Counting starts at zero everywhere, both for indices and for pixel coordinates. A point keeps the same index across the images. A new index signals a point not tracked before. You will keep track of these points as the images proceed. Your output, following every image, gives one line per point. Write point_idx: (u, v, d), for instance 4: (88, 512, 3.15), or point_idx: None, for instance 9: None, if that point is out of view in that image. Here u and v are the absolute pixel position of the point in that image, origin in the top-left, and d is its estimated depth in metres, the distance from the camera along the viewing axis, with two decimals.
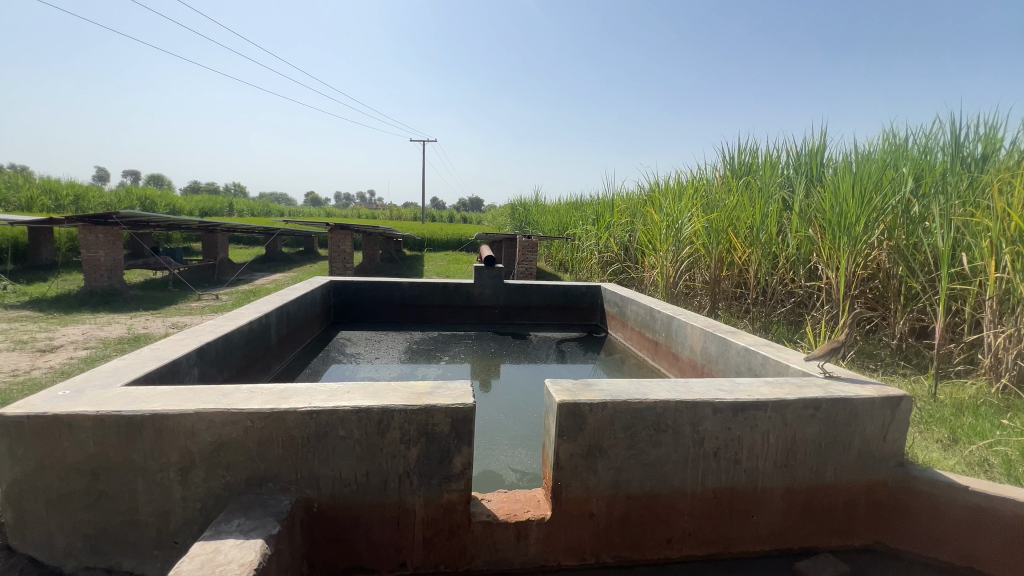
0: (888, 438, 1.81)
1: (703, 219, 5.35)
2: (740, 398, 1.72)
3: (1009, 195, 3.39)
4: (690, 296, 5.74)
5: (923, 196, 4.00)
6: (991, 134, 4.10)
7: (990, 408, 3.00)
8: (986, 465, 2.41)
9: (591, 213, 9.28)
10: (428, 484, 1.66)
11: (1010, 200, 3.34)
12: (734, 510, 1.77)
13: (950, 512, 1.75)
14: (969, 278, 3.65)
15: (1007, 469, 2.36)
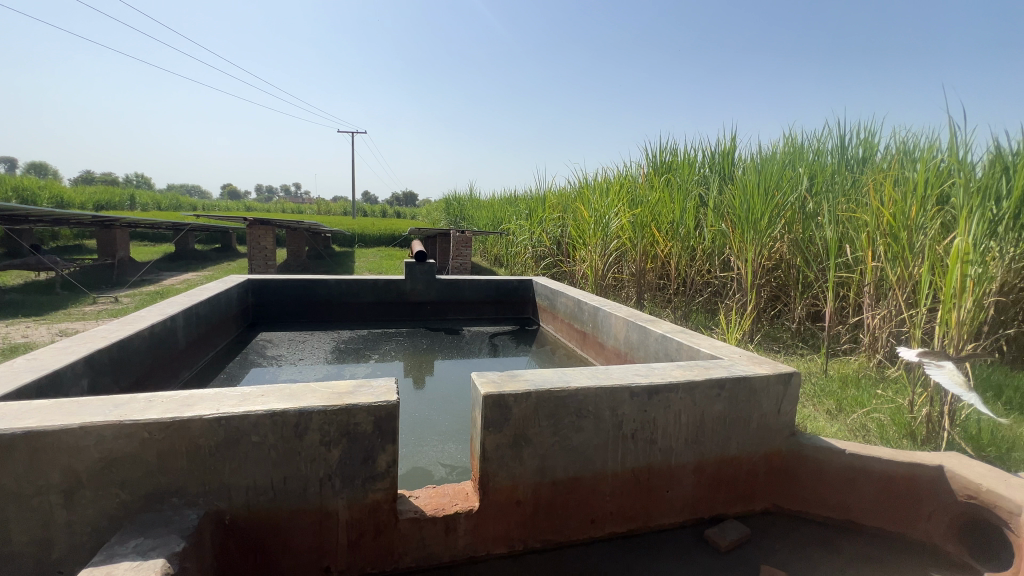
0: (782, 411, 2.01)
1: (629, 215, 5.60)
2: (654, 382, 1.84)
3: (882, 193, 3.87)
4: (617, 288, 6.00)
5: (816, 193, 4.46)
6: (870, 139, 4.65)
7: (869, 381, 3.44)
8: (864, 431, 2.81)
9: (524, 208, 9.39)
10: (351, 486, 1.62)
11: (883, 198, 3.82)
12: (651, 487, 1.89)
13: (832, 474, 1.97)
14: (852, 267, 4.14)
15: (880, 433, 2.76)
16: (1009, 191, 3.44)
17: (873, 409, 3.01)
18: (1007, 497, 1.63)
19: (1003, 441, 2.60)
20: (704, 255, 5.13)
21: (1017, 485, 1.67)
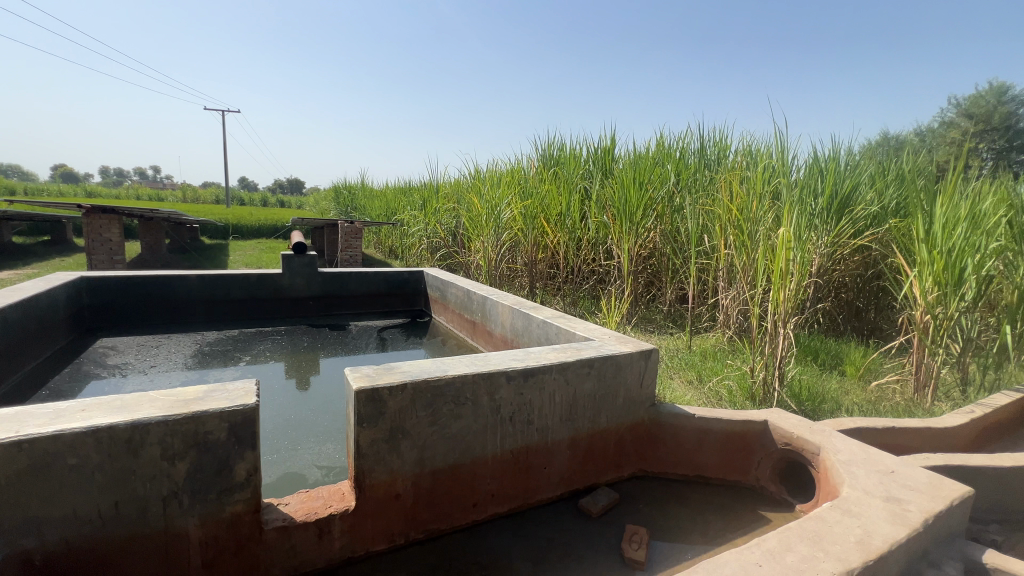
0: (644, 384, 2.22)
1: (520, 206, 5.75)
2: (529, 365, 1.91)
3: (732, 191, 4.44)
4: (510, 277, 6.15)
5: (682, 189, 4.97)
6: (722, 140, 5.28)
7: (723, 353, 3.96)
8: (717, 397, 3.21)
9: (418, 198, 9.17)
10: (204, 501, 1.46)
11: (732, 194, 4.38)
12: (530, 466, 1.98)
13: (684, 436, 2.23)
14: (709, 254, 4.70)
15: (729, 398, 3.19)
16: (821, 189, 4.16)
17: (724, 377, 3.47)
18: (810, 440, 1.98)
19: (816, 395, 3.20)
20: (589, 245, 5.47)
21: (817, 430, 2.04)
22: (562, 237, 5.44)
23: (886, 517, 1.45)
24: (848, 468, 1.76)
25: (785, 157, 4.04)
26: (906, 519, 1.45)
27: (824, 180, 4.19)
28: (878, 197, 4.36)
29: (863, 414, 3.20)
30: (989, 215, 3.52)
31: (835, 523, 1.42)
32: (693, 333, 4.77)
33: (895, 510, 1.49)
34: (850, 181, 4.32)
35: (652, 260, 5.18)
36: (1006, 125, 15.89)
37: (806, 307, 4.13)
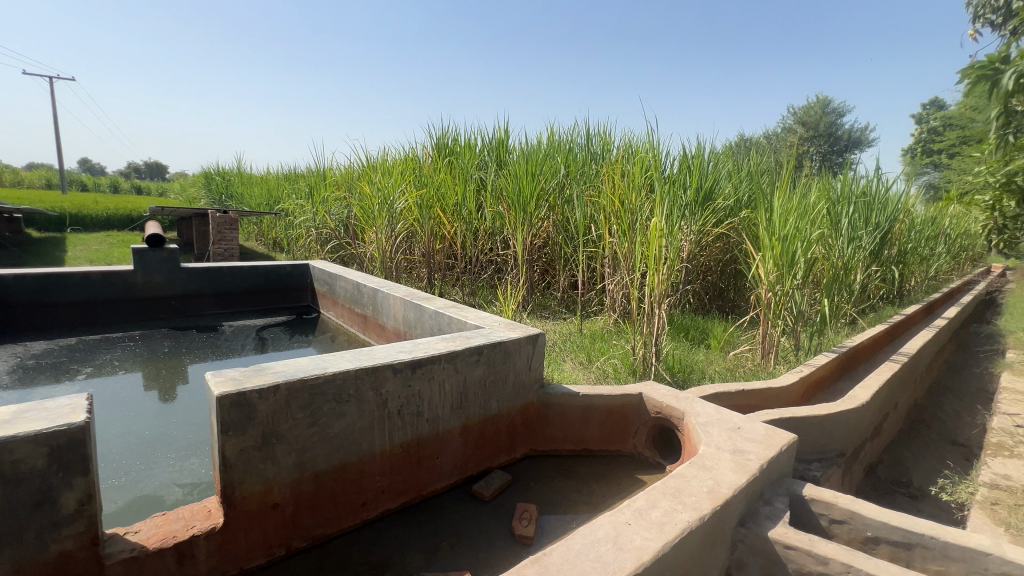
0: (532, 367, 2.31)
1: (414, 195, 5.53)
2: (417, 356, 1.88)
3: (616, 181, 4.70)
4: (406, 268, 5.99)
5: (571, 180, 5.21)
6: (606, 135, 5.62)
7: (611, 335, 4.26)
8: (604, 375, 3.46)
9: (304, 185, 8.49)
10: (18, 543, 1.23)
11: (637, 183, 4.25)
12: (422, 458, 1.96)
13: (571, 413, 2.37)
14: (596, 243, 5.00)
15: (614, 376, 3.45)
16: (689, 183, 4.62)
17: (610, 356, 3.74)
18: (676, 407, 2.21)
19: (686, 367, 3.59)
20: (485, 235, 5.52)
21: (682, 398, 2.29)
22: (458, 226, 5.40)
23: (732, 468, 1.68)
24: (704, 428, 2.00)
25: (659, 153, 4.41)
26: (747, 467, 1.69)
27: (691, 175, 4.67)
28: (734, 191, 4.97)
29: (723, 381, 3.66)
30: (814, 207, 4.20)
31: (692, 477, 1.61)
32: (583, 317, 5.06)
33: (739, 460, 1.73)
34: (711, 177, 4.88)
35: (546, 250, 5.39)
36: (829, 132, 19.04)
37: (677, 289, 4.61)
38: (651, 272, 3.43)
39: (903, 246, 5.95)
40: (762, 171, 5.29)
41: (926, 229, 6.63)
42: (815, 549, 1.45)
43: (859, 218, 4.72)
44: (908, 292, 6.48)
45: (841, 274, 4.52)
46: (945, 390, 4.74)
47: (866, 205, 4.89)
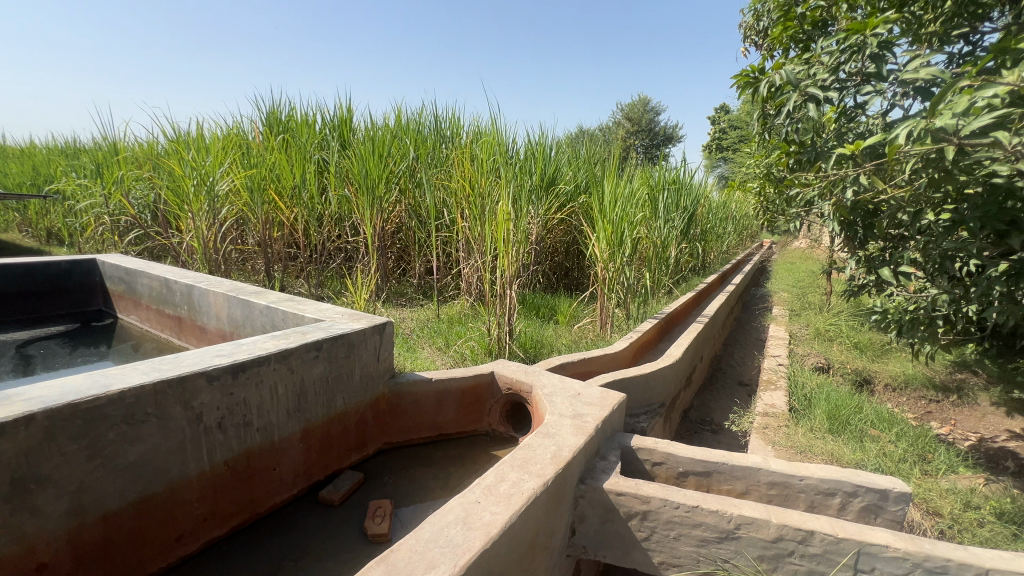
0: (380, 358, 2.20)
1: (243, 176, 4.54)
2: (239, 359, 1.64)
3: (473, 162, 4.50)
4: (236, 260, 5.23)
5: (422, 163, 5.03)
6: (455, 119, 5.56)
7: (468, 317, 4.31)
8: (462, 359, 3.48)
9: (86, 161, 6.79)
10: None
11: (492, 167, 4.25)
12: (254, 473, 1.74)
13: (424, 400, 2.33)
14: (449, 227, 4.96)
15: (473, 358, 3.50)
16: (535, 170, 4.87)
17: (468, 339, 3.77)
18: (524, 381, 2.33)
19: (537, 343, 3.81)
20: (331, 220, 5.09)
21: (530, 372, 2.41)
22: (299, 213, 4.80)
23: (572, 431, 1.82)
24: (550, 398, 2.14)
25: (507, 140, 4.53)
26: (585, 429, 1.85)
27: (536, 161, 4.92)
28: (574, 177, 5.39)
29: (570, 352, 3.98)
30: (638, 193, 4.77)
31: (538, 447, 1.71)
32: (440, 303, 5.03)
33: (578, 424, 1.89)
34: (553, 164, 5.21)
35: (400, 235, 5.29)
36: (649, 129, 21.88)
37: (525, 269, 4.86)
38: (501, 255, 3.54)
39: (704, 226, 7.15)
40: (596, 160, 5.83)
41: (719, 212, 8.06)
42: (639, 492, 1.66)
43: (671, 202, 5.52)
44: (709, 264, 7.83)
45: (659, 250, 5.25)
46: (735, 342, 5.87)
47: (677, 192, 5.73)
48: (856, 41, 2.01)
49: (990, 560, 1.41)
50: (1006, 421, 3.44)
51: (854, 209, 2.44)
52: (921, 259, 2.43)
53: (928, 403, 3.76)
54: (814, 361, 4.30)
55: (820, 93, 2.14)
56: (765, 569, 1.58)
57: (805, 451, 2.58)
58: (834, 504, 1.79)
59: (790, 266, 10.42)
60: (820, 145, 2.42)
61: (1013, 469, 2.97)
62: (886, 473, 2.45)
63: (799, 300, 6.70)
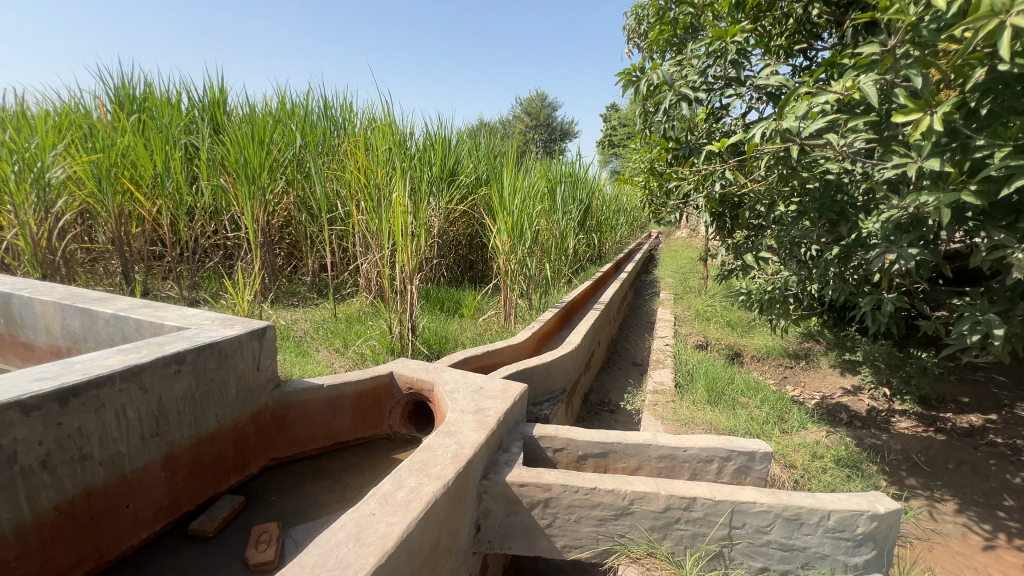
0: (260, 367, 1.98)
1: (86, 163, 3.73)
2: (69, 382, 1.36)
3: (367, 149, 4.16)
4: (82, 261, 4.43)
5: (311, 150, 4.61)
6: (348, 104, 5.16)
7: (369, 315, 4.08)
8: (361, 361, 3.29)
9: None
10: None
11: (382, 154, 3.94)
12: (99, 514, 1.46)
13: (315, 409, 2.15)
14: (345, 220, 4.63)
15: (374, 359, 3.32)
16: (434, 161, 4.75)
17: (368, 338, 3.56)
18: (425, 380, 2.25)
19: (442, 339, 3.72)
20: (204, 214, 4.49)
21: (431, 369, 2.34)
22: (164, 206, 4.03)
23: (473, 427, 1.80)
24: (451, 395, 2.09)
25: (404, 130, 4.35)
26: (487, 423, 1.83)
27: (435, 153, 4.79)
28: (474, 169, 5.34)
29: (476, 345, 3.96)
30: (536, 186, 4.86)
31: (438, 447, 1.65)
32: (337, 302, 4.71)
33: (480, 419, 1.87)
34: (452, 155, 5.12)
35: (289, 230, 4.91)
36: (547, 124, 22.56)
37: (427, 263, 4.72)
38: (400, 249, 3.39)
39: (599, 218, 7.54)
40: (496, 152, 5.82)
41: (612, 204, 8.55)
42: (541, 480, 1.68)
43: (568, 195, 5.72)
44: (604, 254, 8.29)
45: (558, 241, 5.42)
46: (628, 326, 6.30)
47: (573, 185, 5.96)
48: (718, 47, 2.22)
49: (831, 503, 1.64)
50: (841, 380, 4.10)
51: (723, 201, 2.72)
52: (774, 245, 2.78)
53: (784, 370, 4.35)
54: (695, 339, 4.75)
55: (691, 93, 2.32)
56: (656, 538, 1.70)
57: (689, 422, 2.83)
58: (712, 470, 1.98)
59: (674, 253, 11.45)
60: (693, 142, 2.65)
61: (846, 420, 3.55)
62: (754, 435, 2.78)
63: (682, 284, 7.37)
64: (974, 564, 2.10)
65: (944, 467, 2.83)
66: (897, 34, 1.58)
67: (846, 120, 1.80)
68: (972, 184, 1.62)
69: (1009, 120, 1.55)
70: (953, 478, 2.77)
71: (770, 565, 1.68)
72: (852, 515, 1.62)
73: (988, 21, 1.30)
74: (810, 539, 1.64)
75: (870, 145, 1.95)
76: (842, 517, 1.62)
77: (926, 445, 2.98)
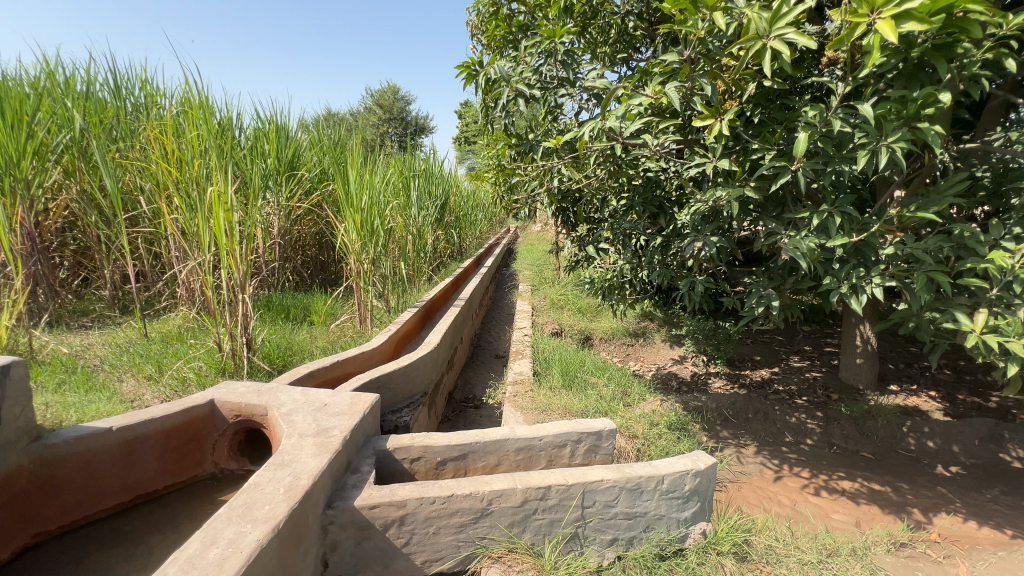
0: (4, 417, 1.48)
1: None
2: None
3: (176, 134, 3.44)
4: None
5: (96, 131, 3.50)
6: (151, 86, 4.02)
7: (191, 331, 3.42)
8: (180, 388, 2.73)
9: None
10: None
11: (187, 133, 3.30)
12: None
13: (101, 460, 1.69)
14: (154, 219, 3.76)
15: (199, 384, 2.78)
16: (267, 152, 4.18)
17: (189, 359, 2.92)
18: (257, 404, 1.94)
19: (285, 351, 3.23)
20: None
21: (265, 391, 2.04)
22: None
23: (313, 452, 1.59)
24: (288, 418, 1.83)
25: (228, 115, 3.74)
26: (329, 445, 1.64)
27: (267, 142, 4.22)
28: (318, 161, 4.84)
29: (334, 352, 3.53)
30: (388, 180, 4.61)
31: (267, 483, 1.42)
32: (149, 318, 3.85)
33: (322, 441, 1.66)
34: (292, 143, 4.54)
35: (72, 232, 3.89)
36: (400, 117, 21.80)
37: (263, 268, 4.15)
38: (226, 253, 2.89)
39: (457, 214, 7.52)
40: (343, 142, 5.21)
41: (469, 200, 8.61)
42: (393, 498, 1.56)
43: (423, 191, 5.57)
44: (464, 249, 8.32)
45: (413, 238, 5.24)
46: (490, 320, 6.41)
47: (428, 180, 5.81)
48: (549, 46, 2.34)
49: (664, 467, 1.83)
50: (671, 352, 4.70)
51: (564, 196, 2.88)
52: (610, 236, 3.03)
53: (626, 348, 4.84)
54: (551, 326, 4.99)
55: (526, 90, 2.38)
56: (516, 533, 1.70)
57: (546, 409, 2.95)
58: (565, 454, 2.07)
59: (530, 247, 11.99)
60: (533, 139, 2.73)
61: (676, 386, 4.08)
62: (603, 413, 3.00)
63: (538, 276, 7.76)
64: (769, 494, 2.56)
65: (745, 417, 3.40)
66: (692, 47, 1.79)
67: (658, 122, 2.01)
68: (751, 181, 1.94)
69: (773, 128, 1.88)
70: (752, 425, 3.35)
71: (618, 535, 1.81)
72: (681, 475, 1.82)
73: (755, 42, 1.55)
74: (649, 504, 1.81)
75: (678, 146, 2.22)
76: (673, 478, 1.81)
77: (732, 400, 3.47)
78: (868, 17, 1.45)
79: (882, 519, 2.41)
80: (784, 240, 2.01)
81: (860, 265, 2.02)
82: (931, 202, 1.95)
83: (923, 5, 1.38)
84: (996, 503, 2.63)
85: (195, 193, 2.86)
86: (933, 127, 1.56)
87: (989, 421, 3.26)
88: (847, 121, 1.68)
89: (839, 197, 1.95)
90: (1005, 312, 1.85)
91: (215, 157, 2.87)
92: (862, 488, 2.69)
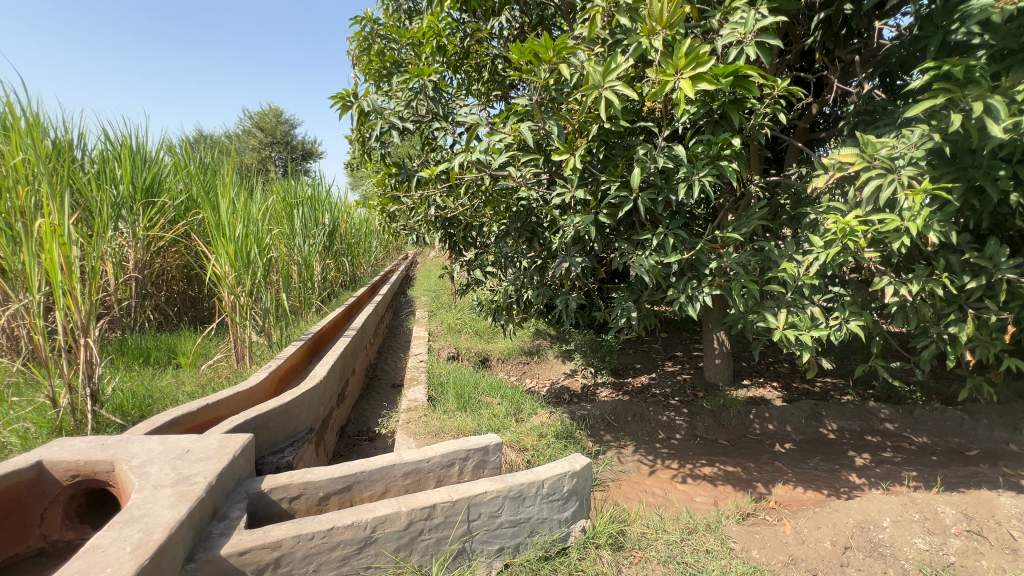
0: None
1: None
2: None
3: None
4: None
5: None
6: None
7: (16, 386, 2.87)
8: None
9: None
10: None
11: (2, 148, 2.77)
12: None
13: None
14: None
15: (25, 449, 2.33)
16: (118, 177, 3.72)
17: (14, 420, 2.45)
18: (101, 459, 1.73)
19: (143, 400, 2.84)
20: None
21: (111, 444, 1.82)
22: None
23: (171, 503, 1.46)
24: (140, 470, 1.65)
25: (69, 134, 3.32)
26: (190, 494, 1.51)
27: (118, 164, 3.77)
28: (185, 186, 4.33)
29: (203, 394, 3.20)
30: (269, 208, 4.36)
31: (110, 544, 1.27)
32: None
33: (181, 490, 1.53)
34: (151, 166, 4.06)
35: None
36: (285, 140, 20.54)
37: (115, 307, 3.67)
38: (63, 292, 2.50)
39: (348, 241, 7.27)
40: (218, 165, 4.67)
41: (361, 227, 8.37)
42: (267, 539, 1.48)
43: (309, 218, 5.35)
44: (358, 278, 8.01)
45: (298, 267, 4.98)
46: (387, 348, 6.25)
47: (314, 207, 5.59)
48: (419, 84, 2.54)
49: (544, 472, 1.96)
50: (563, 367, 4.96)
51: (447, 221, 3.00)
52: (494, 260, 3.19)
53: (522, 366, 5.02)
54: (448, 351, 5.01)
55: (399, 123, 2.58)
56: (402, 557, 1.71)
57: (439, 433, 2.97)
58: (454, 472, 2.12)
59: (429, 273, 11.86)
60: (412, 168, 2.85)
61: (568, 399, 4.32)
62: (495, 431, 3.10)
63: (435, 302, 7.77)
64: (645, 487, 2.83)
65: (626, 420, 3.71)
66: (540, 91, 2.06)
67: (522, 155, 2.26)
68: (603, 209, 2.27)
69: (616, 163, 2.19)
70: (631, 427, 3.67)
71: (505, 543, 1.90)
72: (560, 477, 1.97)
73: (592, 91, 1.85)
74: (532, 509, 1.93)
75: (545, 177, 2.49)
76: (552, 482, 1.95)
77: (613, 405, 3.77)
78: (673, 77, 1.81)
79: (732, 495, 2.79)
80: (633, 258, 2.35)
81: (693, 277, 2.42)
82: (743, 224, 2.40)
83: (713, 69, 1.75)
84: (817, 469, 3.19)
85: (18, 225, 2.42)
86: (729, 165, 1.95)
87: (812, 402, 3.95)
88: (670, 159, 2.02)
89: (673, 221, 2.33)
90: (799, 311, 2.32)
91: (49, 182, 2.46)
92: (719, 472, 3.09)
